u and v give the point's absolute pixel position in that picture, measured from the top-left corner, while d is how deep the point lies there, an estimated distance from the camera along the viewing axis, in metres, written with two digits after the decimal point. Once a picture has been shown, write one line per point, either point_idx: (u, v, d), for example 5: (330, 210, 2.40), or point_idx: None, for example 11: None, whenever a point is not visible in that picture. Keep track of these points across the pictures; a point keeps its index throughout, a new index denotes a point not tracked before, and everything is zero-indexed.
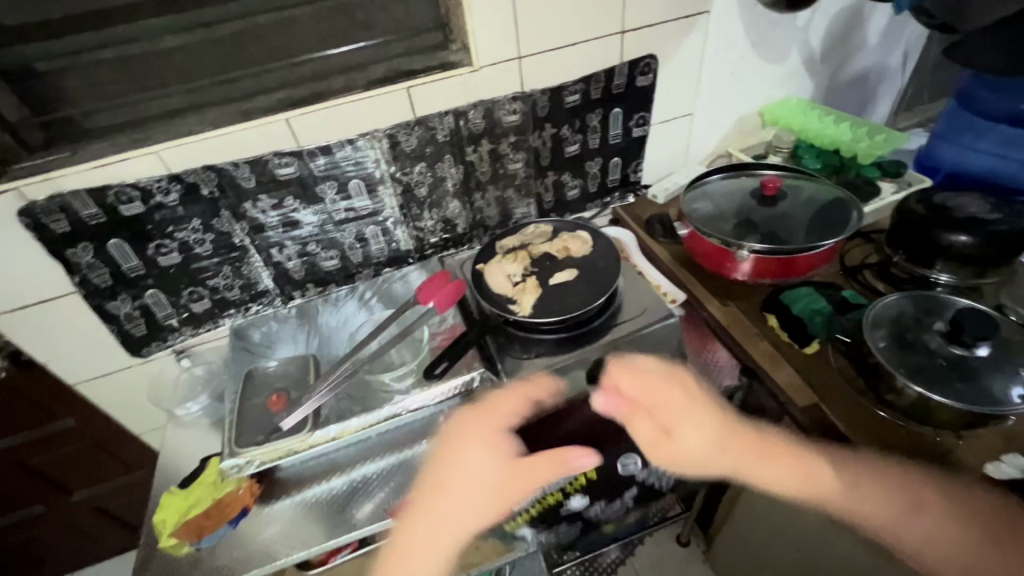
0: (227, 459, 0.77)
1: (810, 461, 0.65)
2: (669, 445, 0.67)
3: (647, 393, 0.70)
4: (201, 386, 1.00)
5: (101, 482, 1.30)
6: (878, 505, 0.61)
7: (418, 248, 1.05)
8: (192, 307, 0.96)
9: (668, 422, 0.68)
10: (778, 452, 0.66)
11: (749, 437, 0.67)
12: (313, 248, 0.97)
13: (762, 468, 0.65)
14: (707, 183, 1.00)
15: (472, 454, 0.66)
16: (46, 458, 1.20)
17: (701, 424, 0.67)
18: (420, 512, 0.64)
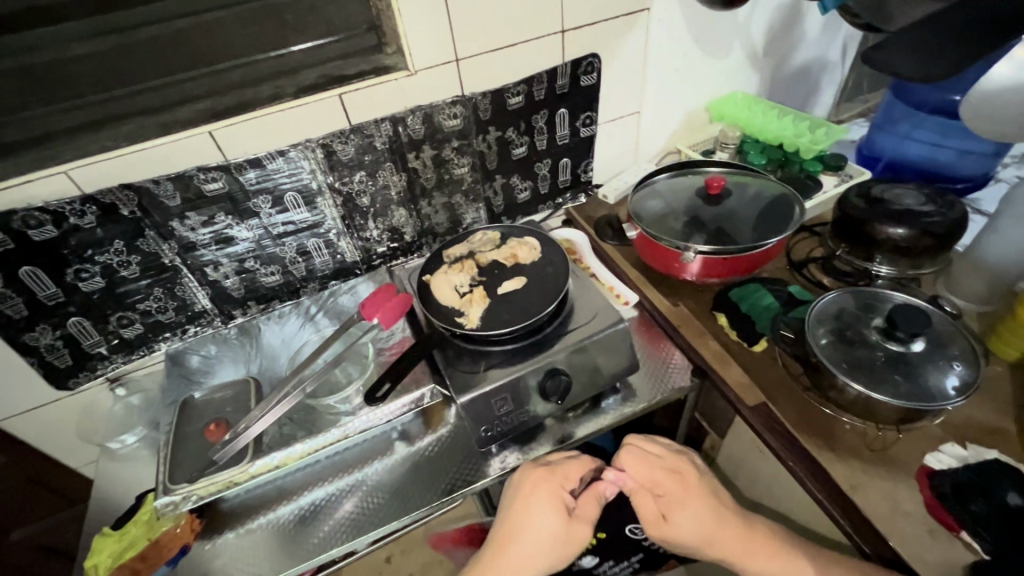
0: (161, 497, 0.72)
1: (798, 565, 0.66)
2: (669, 526, 0.70)
3: (647, 476, 0.73)
4: (137, 415, 0.94)
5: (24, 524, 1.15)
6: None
7: (365, 259, 1.02)
8: (122, 333, 0.90)
9: (665, 507, 0.71)
10: (766, 546, 0.68)
11: (738, 531, 0.69)
12: (251, 265, 0.93)
13: (757, 559, 0.67)
14: (655, 182, 1.00)
15: (539, 513, 0.67)
16: None
17: (697, 512, 0.69)
18: (494, 550, 0.67)
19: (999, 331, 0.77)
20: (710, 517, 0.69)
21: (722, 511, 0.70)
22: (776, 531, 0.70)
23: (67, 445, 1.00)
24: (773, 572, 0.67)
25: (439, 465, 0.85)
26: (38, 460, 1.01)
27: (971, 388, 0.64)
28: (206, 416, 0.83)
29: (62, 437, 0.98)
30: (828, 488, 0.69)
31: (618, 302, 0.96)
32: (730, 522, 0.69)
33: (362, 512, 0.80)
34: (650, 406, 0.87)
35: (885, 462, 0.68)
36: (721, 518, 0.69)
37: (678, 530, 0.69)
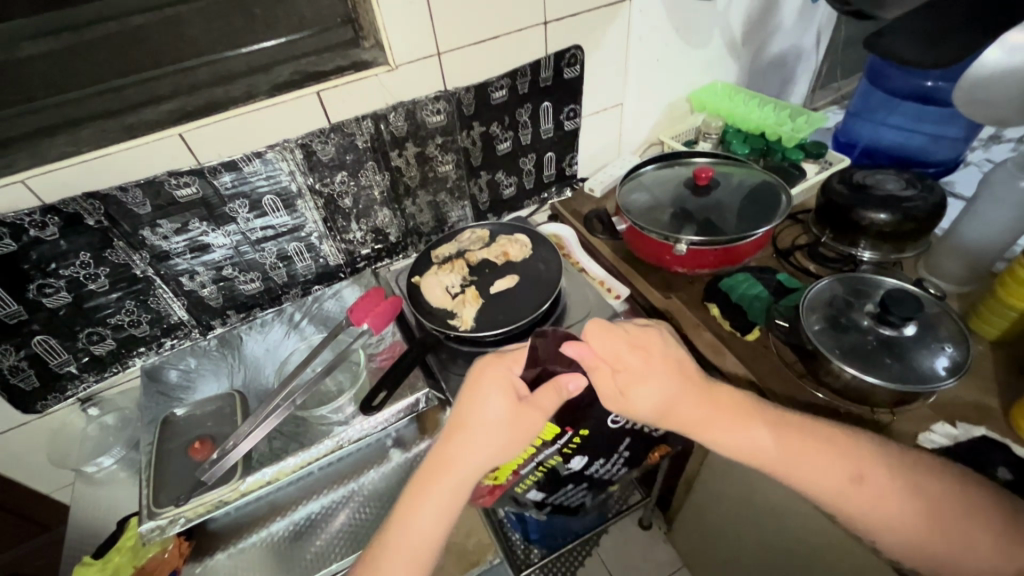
0: (144, 522, 0.69)
1: (755, 431, 0.61)
2: (627, 400, 0.63)
3: (610, 351, 0.63)
4: (112, 436, 0.90)
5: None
6: (818, 473, 0.58)
7: (349, 262, 0.99)
8: (93, 350, 0.85)
9: (624, 385, 0.63)
10: (727, 415, 0.62)
11: (699, 402, 0.62)
12: (229, 272, 0.89)
13: (712, 428, 0.62)
14: (641, 174, 0.99)
15: (497, 398, 0.60)
16: None
17: (659, 386, 0.62)
18: (444, 445, 0.59)
19: (978, 311, 0.79)
20: (672, 391, 0.62)
21: (686, 382, 0.63)
22: (740, 397, 0.64)
23: (38, 470, 0.95)
24: (732, 441, 0.61)
25: None
26: (7, 488, 0.95)
27: (960, 369, 0.65)
28: (190, 433, 0.79)
29: (32, 463, 0.93)
30: None
31: (611, 297, 0.95)
32: (694, 391, 0.63)
33: (358, 522, 0.78)
34: None
35: None
36: (682, 384, 0.63)
37: (636, 407, 0.63)
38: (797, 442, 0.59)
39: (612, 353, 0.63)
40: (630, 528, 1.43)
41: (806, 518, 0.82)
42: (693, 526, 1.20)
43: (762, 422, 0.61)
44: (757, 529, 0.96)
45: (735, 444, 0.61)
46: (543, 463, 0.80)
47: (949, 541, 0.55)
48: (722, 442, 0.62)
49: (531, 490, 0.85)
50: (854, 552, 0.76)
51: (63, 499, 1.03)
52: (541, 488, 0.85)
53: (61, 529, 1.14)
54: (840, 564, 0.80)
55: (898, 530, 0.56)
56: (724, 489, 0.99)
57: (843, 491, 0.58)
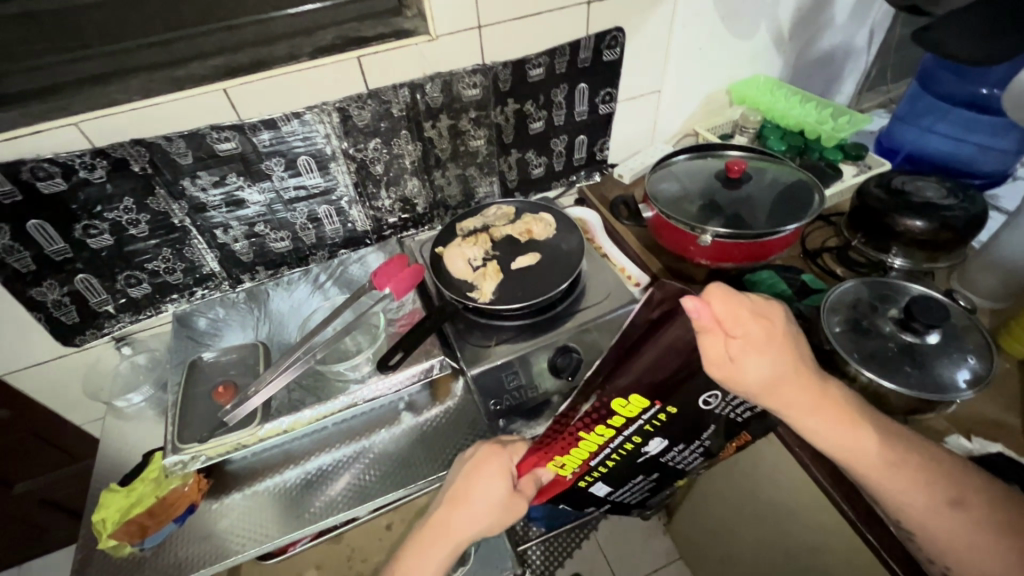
0: (169, 456, 0.72)
1: (863, 435, 0.55)
2: (733, 367, 0.48)
3: (733, 316, 0.49)
4: (142, 375, 0.94)
5: (44, 475, 1.23)
6: (912, 487, 0.55)
7: (376, 229, 1.01)
8: (130, 292, 0.89)
9: (738, 353, 0.48)
10: (834, 412, 0.55)
11: (806, 388, 0.53)
12: (261, 229, 0.92)
13: (813, 416, 0.54)
14: (672, 163, 0.99)
15: (498, 480, 0.61)
16: None
17: (775, 363, 0.50)
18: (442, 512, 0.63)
19: (1010, 328, 0.77)
20: (782, 367, 0.51)
21: (798, 365, 0.52)
22: (848, 394, 0.57)
23: (72, 402, 1.01)
24: (832, 436, 0.55)
25: (444, 437, 0.85)
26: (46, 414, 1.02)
27: (982, 382, 0.64)
28: (213, 379, 0.83)
29: (68, 395, 0.99)
30: (829, 474, 0.74)
31: (630, 284, 0.95)
32: (802, 377, 0.53)
33: (371, 477, 0.81)
34: None
35: None
36: (796, 367, 0.52)
37: (742, 378, 0.49)
38: (899, 465, 0.55)
39: (737, 319, 0.49)
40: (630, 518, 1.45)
41: (803, 517, 0.83)
42: (692, 519, 1.22)
43: (871, 430, 0.55)
44: (755, 525, 0.97)
45: (825, 436, 0.55)
46: (616, 447, 0.63)
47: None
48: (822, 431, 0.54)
49: (598, 484, 0.71)
50: (846, 554, 0.77)
51: (95, 431, 1.10)
52: (611, 481, 0.71)
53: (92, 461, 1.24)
54: (836, 566, 0.80)
55: (979, 560, 0.53)
56: (726, 484, 1.01)
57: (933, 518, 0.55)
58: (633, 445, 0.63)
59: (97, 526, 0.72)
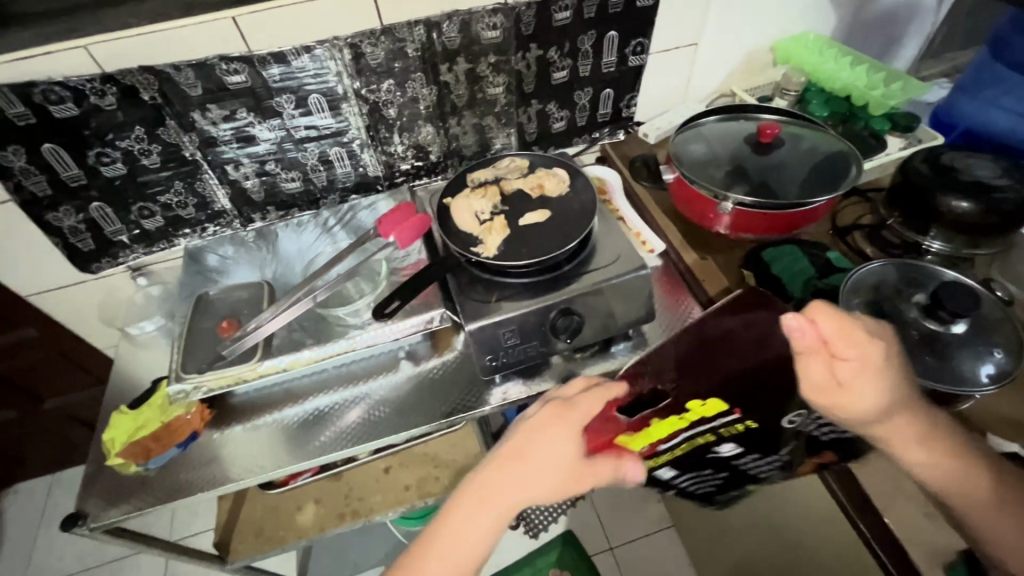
0: (173, 384, 0.75)
1: (962, 465, 0.53)
2: (862, 387, 0.49)
3: (843, 339, 0.48)
4: (156, 305, 0.97)
5: (72, 393, 1.32)
6: (1022, 538, 0.51)
7: (387, 175, 0.99)
8: (143, 224, 0.90)
9: (845, 378, 0.49)
10: (938, 445, 0.53)
11: (911, 421, 0.52)
12: (272, 168, 0.90)
13: (915, 449, 0.53)
14: (702, 123, 0.93)
15: (485, 509, 0.50)
16: (13, 367, 1.22)
17: (884, 392, 0.49)
18: (404, 575, 0.49)
19: None
20: (890, 397, 0.50)
21: (905, 397, 0.51)
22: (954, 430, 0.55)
23: (91, 326, 1.05)
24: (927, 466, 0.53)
25: (441, 390, 0.86)
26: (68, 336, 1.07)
27: (1006, 378, 0.60)
28: (219, 314, 0.84)
29: (87, 320, 1.03)
30: None
31: (644, 250, 0.92)
32: (911, 408, 0.52)
33: (369, 420, 0.83)
34: None
35: None
36: (903, 399, 0.51)
37: (851, 404, 0.50)
38: (994, 504, 0.52)
39: (852, 345, 0.49)
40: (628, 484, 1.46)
41: (795, 497, 0.82)
42: None
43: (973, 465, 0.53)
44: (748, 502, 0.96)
45: (925, 470, 0.54)
46: (681, 457, 0.60)
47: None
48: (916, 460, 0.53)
49: (654, 491, 0.68)
50: (833, 537, 0.76)
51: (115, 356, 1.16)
52: (666, 489, 0.68)
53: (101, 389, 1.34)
54: (824, 549, 0.79)
55: None
56: None
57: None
58: (708, 442, 0.57)
59: (108, 442, 0.77)
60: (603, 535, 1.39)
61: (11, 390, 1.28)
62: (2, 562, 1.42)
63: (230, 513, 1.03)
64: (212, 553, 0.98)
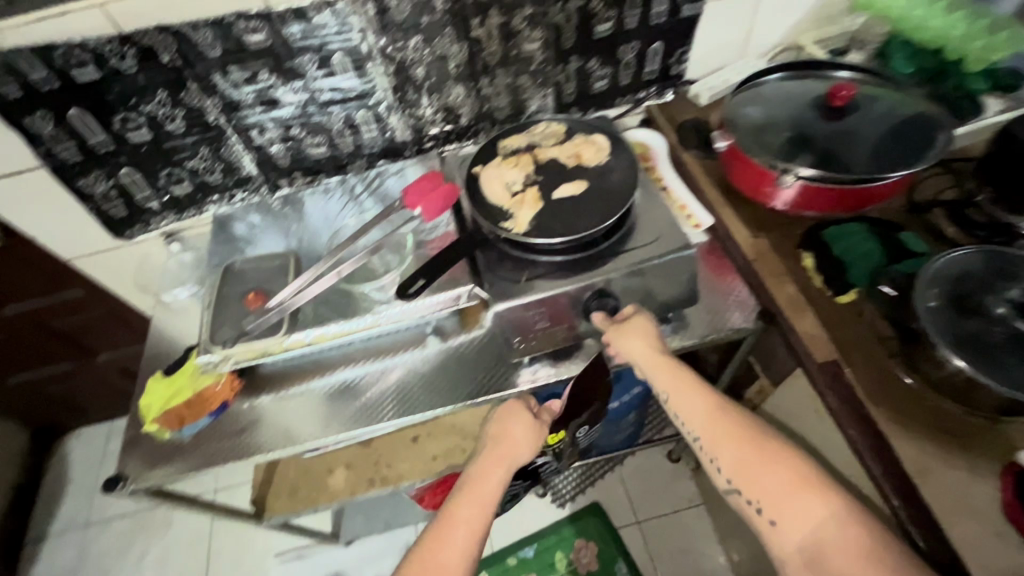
0: (202, 354, 0.75)
1: (726, 435, 0.60)
2: (620, 334, 0.70)
3: (642, 333, 0.70)
4: (189, 272, 0.97)
5: (120, 346, 1.40)
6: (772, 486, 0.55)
7: (416, 140, 0.93)
8: (172, 190, 0.89)
9: (645, 360, 0.68)
10: (720, 421, 0.61)
11: (700, 403, 0.63)
12: (297, 132, 0.87)
13: (703, 424, 0.62)
14: (763, 83, 0.82)
15: (496, 472, 0.66)
16: (64, 322, 1.28)
17: (670, 377, 0.66)
18: (441, 531, 0.60)
19: None
20: (680, 381, 0.65)
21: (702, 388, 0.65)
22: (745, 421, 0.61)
23: (131, 290, 1.08)
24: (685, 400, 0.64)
25: (465, 367, 0.83)
26: None
27: None
28: (247, 284, 0.83)
29: (127, 283, 1.05)
30: None
31: (689, 224, 0.84)
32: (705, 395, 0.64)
33: (393, 397, 0.82)
34: (700, 343, 0.79)
35: (971, 452, 0.58)
36: (696, 385, 0.65)
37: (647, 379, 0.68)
38: (734, 431, 0.59)
39: (646, 336, 0.70)
40: (658, 458, 1.44)
41: None
42: None
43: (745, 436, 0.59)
44: None
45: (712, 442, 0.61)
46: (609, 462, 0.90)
47: (857, 557, 0.48)
48: (671, 394, 0.65)
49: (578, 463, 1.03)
50: None
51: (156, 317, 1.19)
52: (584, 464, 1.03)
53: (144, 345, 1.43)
54: None
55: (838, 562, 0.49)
56: None
57: (759, 468, 0.56)
58: None
59: (145, 415, 0.78)
60: (630, 509, 1.38)
61: (69, 343, 1.35)
62: (69, 497, 1.55)
63: (266, 474, 1.06)
64: (249, 511, 1.02)
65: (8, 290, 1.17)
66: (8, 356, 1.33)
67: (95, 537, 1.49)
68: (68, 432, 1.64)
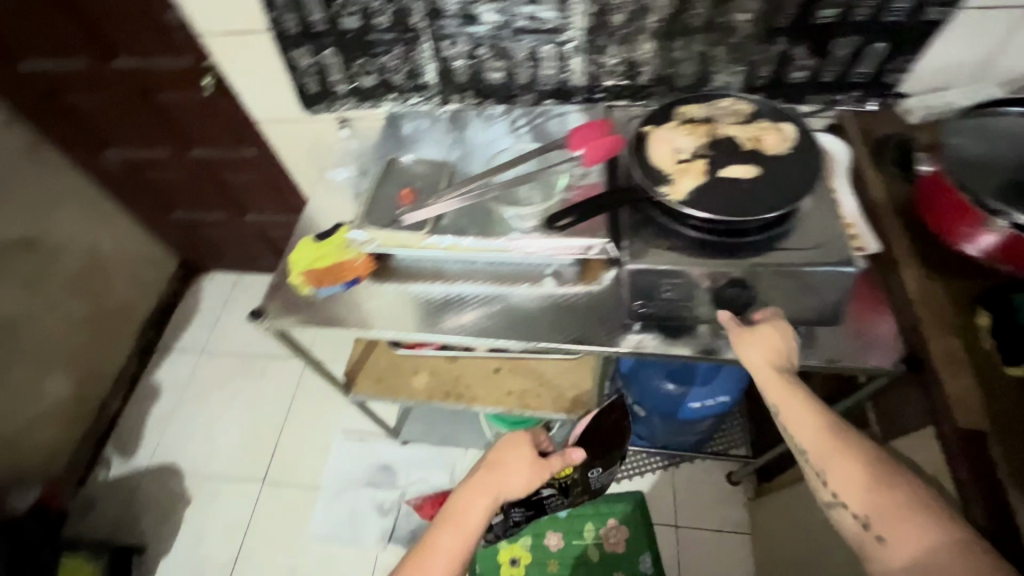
0: (355, 229, 0.83)
1: (839, 458, 0.57)
2: (743, 335, 0.68)
3: (761, 337, 0.67)
4: (352, 158, 1.05)
5: (268, 212, 1.58)
6: (885, 515, 0.52)
7: (589, 87, 0.93)
8: (360, 79, 0.97)
9: (761, 367, 0.66)
10: (831, 442, 0.58)
11: (811, 422, 0.60)
12: (484, 52, 0.90)
13: (814, 445, 0.59)
14: (994, 116, 0.73)
15: (482, 500, 0.72)
16: (233, 177, 1.47)
17: (784, 391, 0.63)
18: (421, 554, 0.68)
19: None
20: (794, 394, 0.63)
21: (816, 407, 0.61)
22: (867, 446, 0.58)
23: (296, 162, 1.20)
24: (797, 411, 0.61)
25: (577, 314, 0.85)
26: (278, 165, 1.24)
27: None
28: (401, 180, 0.89)
29: (297, 156, 1.17)
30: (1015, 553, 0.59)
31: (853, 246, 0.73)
32: (819, 413, 0.61)
33: (500, 322, 0.86)
34: (824, 367, 0.75)
35: None
36: (809, 401, 0.62)
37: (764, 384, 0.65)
38: (843, 449, 0.57)
39: (768, 337, 0.67)
40: (715, 474, 1.40)
41: None
42: (785, 508, 1.14)
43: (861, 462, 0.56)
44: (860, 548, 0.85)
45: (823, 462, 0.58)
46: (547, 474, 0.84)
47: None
48: (781, 406, 0.63)
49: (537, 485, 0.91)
50: None
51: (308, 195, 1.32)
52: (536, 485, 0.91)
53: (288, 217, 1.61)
54: None
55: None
56: None
57: (864, 490, 0.55)
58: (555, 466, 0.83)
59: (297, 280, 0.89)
60: (671, 511, 1.36)
61: (231, 196, 1.55)
62: (195, 325, 1.81)
63: (361, 354, 1.17)
64: (340, 379, 1.14)
65: (201, 135, 1.35)
66: (184, 192, 1.55)
67: (207, 364, 1.73)
68: (206, 272, 1.89)
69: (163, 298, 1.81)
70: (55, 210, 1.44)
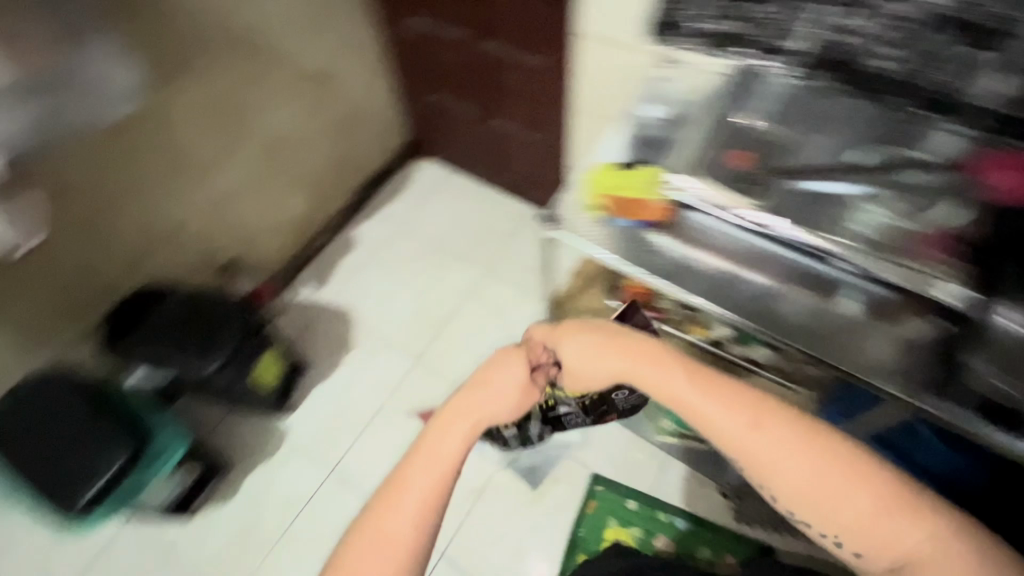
0: (679, 180, 0.86)
1: (827, 478, 0.70)
2: (594, 339, 0.89)
3: (639, 352, 0.85)
4: (662, 98, 1.02)
5: (518, 125, 1.61)
6: (892, 519, 0.67)
7: (994, 115, 0.82)
8: (732, 19, 0.91)
9: (706, 408, 0.77)
10: (816, 453, 0.71)
11: (783, 449, 0.72)
12: (892, 37, 0.82)
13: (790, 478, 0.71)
14: None
15: (461, 423, 0.82)
16: (511, 76, 1.49)
17: (743, 429, 0.74)
18: (395, 491, 0.75)
19: None
20: (759, 433, 0.73)
21: (781, 432, 0.73)
22: (844, 445, 0.71)
23: None
24: (790, 468, 0.71)
25: (849, 355, 0.79)
26: None
27: None
28: (752, 142, 0.90)
29: None
30: None
31: None
32: (796, 444, 0.72)
33: (788, 325, 0.81)
34: None
35: None
36: (783, 438, 0.72)
37: (719, 429, 0.75)
38: (829, 466, 0.70)
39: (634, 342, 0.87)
40: None
41: None
42: None
43: (857, 477, 0.69)
44: None
45: (810, 487, 0.70)
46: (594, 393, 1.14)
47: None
48: (744, 448, 0.74)
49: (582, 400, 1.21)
50: None
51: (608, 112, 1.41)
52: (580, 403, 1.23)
53: (532, 137, 1.62)
54: None
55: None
56: None
57: (854, 493, 0.68)
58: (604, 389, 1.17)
59: (593, 198, 0.93)
60: None
61: (490, 100, 1.60)
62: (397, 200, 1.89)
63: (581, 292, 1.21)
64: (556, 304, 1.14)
65: (504, 25, 1.38)
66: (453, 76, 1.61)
67: (402, 239, 1.82)
68: (422, 158, 1.96)
69: (387, 163, 1.92)
70: (348, 64, 1.61)
